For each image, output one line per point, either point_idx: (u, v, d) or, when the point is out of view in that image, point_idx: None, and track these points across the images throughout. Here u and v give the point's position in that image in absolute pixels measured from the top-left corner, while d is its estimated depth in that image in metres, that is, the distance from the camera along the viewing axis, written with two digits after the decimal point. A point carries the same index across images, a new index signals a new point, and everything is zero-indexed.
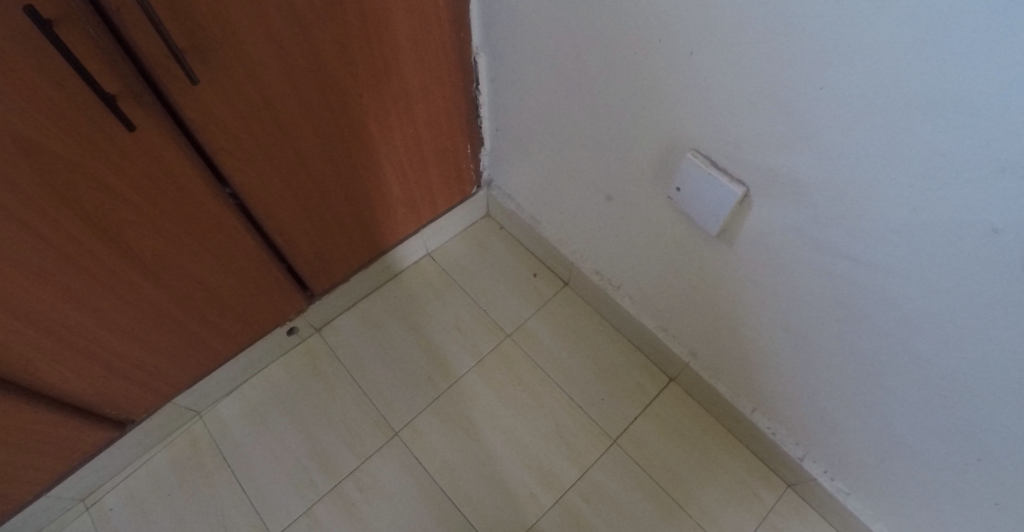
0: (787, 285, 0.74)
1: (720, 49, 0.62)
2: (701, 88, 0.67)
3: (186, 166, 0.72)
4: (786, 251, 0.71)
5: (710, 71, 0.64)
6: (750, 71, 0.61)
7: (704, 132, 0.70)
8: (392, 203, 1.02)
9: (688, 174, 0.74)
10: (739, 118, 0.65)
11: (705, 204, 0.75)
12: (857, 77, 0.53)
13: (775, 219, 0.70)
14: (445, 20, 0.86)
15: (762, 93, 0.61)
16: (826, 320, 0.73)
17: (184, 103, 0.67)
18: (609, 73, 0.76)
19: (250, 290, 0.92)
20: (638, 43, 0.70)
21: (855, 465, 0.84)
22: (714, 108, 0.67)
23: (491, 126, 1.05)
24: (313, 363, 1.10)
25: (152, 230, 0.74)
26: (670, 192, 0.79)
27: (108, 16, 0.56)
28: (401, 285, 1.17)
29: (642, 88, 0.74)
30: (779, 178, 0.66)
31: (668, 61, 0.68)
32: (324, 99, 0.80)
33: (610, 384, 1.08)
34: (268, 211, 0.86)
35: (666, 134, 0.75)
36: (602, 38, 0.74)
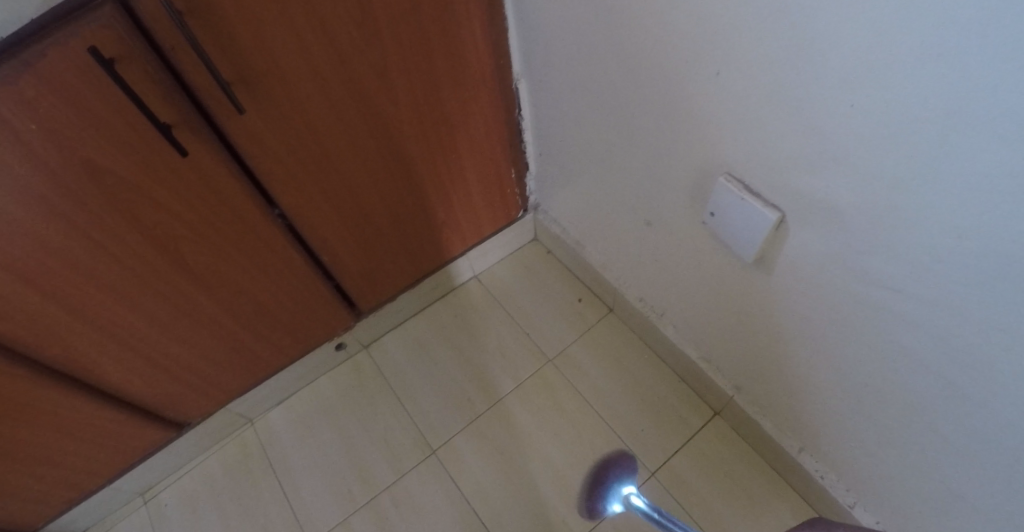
0: (826, 317, 0.70)
1: (748, 68, 0.60)
2: (731, 108, 0.65)
3: (237, 189, 0.78)
4: (824, 280, 0.67)
5: (738, 92, 0.63)
6: (774, 91, 0.59)
7: (736, 154, 0.68)
8: (437, 226, 1.05)
9: (722, 200, 0.72)
10: (769, 139, 0.63)
11: (738, 229, 0.72)
12: (887, 96, 0.50)
13: (809, 248, 0.66)
14: (486, 48, 0.88)
15: (792, 114, 0.59)
16: (868, 355, 0.67)
17: (234, 129, 0.73)
18: (643, 96, 0.76)
19: (298, 305, 0.97)
20: (668, 64, 0.69)
21: (906, 516, 0.78)
22: (745, 130, 0.65)
23: (535, 152, 1.05)
24: (360, 378, 1.13)
25: (206, 246, 0.80)
26: (705, 217, 0.77)
27: (162, 52, 0.62)
28: (447, 306, 1.19)
29: (674, 111, 0.73)
30: (813, 203, 0.63)
31: (696, 82, 0.67)
32: (366, 125, 0.84)
33: (650, 414, 1.05)
34: (315, 231, 0.91)
35: (699, 157, 0.73)
36: (634, 61, 0.73)
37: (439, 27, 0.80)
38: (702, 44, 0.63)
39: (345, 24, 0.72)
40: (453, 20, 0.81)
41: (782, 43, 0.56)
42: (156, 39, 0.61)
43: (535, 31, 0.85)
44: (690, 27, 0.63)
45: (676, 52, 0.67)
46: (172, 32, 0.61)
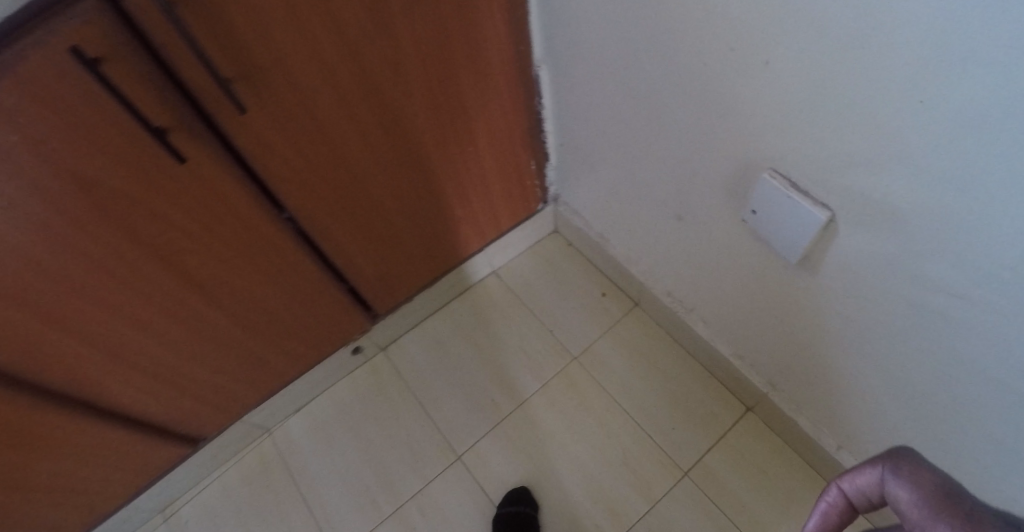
0: (878, 321, 0.64)
1: (803, 58, 0.53)
2: (780, 101, 0.58)
3: (243, 196, 0.70)
4: (882, 285, 0.61)
5: (791, 84, 0.56)
6: (828, 83, 0.53)
7: (782, 149, 0.62)
8: (454, 223, 0.99)
9: (763, 195, 0.63)
10: (824, 134, 0.56)
11: (782, 231, 0.65)
12: (969, 93, 0.44)
13: (860, 249, 0.60)
14: (508, 35, 0.81)
15: (856, 109, 0.52)
16: (923, 362, 0.63)
17: (243, 139, 0.66)
18: (681, 86, 0.69)
19: (312, 313, 0.92)
20: (711, 51, 0.62)
21: None
22: (795, 123, 0.58)
23: (557, 141, 0.99)
24: (378, 381, 1.10)
25: (213, 258, 0.74)
26: (747, 215, 0.71)
27: (154, 48, 0.54)
28: (465, 304, 1.15)
29: (714, 103, 0.66)
30: (870, 204, 0.57)
31: (740, 72, 0.61)
32: (379, 120, 0.77)
33: (680, 411, 1.01)
34: (328, 235, 0.84)
35: (741, 151, 0.67)
36: (672, 48, 0.67)
37: (459, 15, 0.74)
38: (752, 31, 0.56)
39: (358, 18, 0.65)
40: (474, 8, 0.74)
41: (852, 32, 0.49)
42: (146, 34, 0.53)
43: (560, 15, 0.79)
44: (739, 11, 0.56)
45: (719, 40, 0.60)
46: (165, 26, 0.53)
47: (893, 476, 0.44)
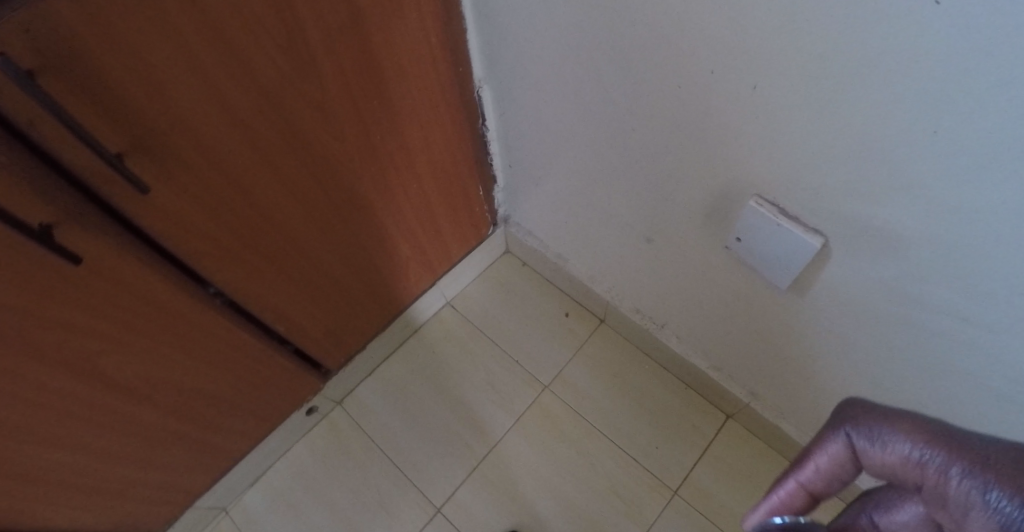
0: (873, 341, 0.60)
1: (795, 83, 0.46)
2: (766, 126, 0.51)
3: (159, 282, 0.59)
4: (882, 310, 0.56)
5: (782, 112, 0.49)
6: (835, 112, 0.46)
7: (764, 174, 0.55)
8: (402, 263, 0.90)
9: (750, 224, 0.60)
10: (813, 160, 0.50)
11: (772, 256, 0.60)
12: (990, 120, 0.39)
13: (856, 276, 0.55)
14: (448, 62, 0.72)
15: (856, 135, 0.46)
16: (920, 380, 0.59)
17: (154, 224, 0.55)
18: (652, 110, 0.61)
19: (257, 384, 0.82)
20: (687, 75, 0.54)
21: None
22: (784, 151, 0.52)
23: (504, 163, 0.92)
24: (339, 440, 1.01)
25: (134, 353, 0.63)
26: (730, 242, 0.65)
27: (22, 132, 0.43)
28: (422, 342, 1.07)
29: (688, 128, 0.59)
30: (862, 230, 0.51)
31: (715, 97, 0.53)
32: (311, 173, 0.65)
33: (661, 428, 0.98)
34: (264, 303, 0.73)
35: (717, 176, 0.61)
36: (640, 70, 0.59)
37: (395, 50, 0.64)
38: (734, 52, 0.49)
39: (276, 67, 0.54)
40: (410, 39, 0.65)
41: (861, 57, 0.42)
42: (7, 118, 0.42)
43: (498, 31, 0.70)
44: (720, 30, 0.49)
45: (693, 62, 0.53)
46: (31, 106, 0.42)
47: (860, 438, 0.45)
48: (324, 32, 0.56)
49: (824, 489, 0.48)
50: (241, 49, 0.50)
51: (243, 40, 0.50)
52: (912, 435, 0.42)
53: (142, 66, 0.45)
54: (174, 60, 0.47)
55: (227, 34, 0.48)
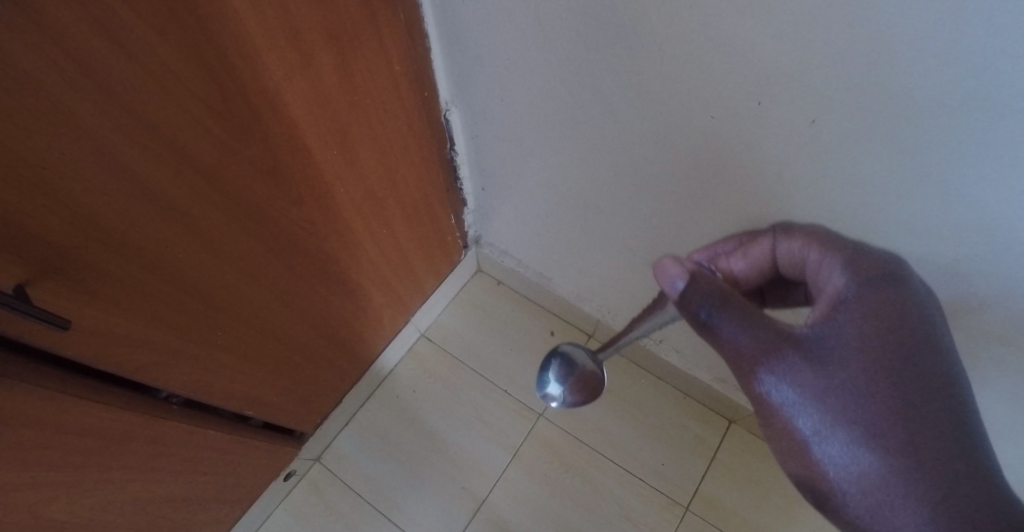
0: None
1: (857, 119, 0.45)
2: (819, 160, 0.49)
3: (105, 410, 0.48)
4: None
5: (842, 145, 0.47)
6: (899, 145, 0.45)
7: (811, 210, 0.53)
8: (375, 310, 0.81)
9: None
10: (866, 199, 0.49)
11: None
12: None
13: None
14: (414, 91, 0.64)
15: (916, 176, 0.46)
16: None
17: (76, 349, 0.44)
18: (673, 138, 0.57)
19: (233, 473, 0.72)
20: (725, 102, 0.50)
21: None
22: (840, 186, 0.50)
23: (475, 186, 0.84)
24: (323, 500, 0.90)
25: (94, 489, 0.52)
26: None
27: None
28: (398, 383, 0.98)
29: (716, 157, 0.55)
30: (918, 264, 0.51)
31: (751, 129, 0.50)
32: (272, 248, 0.55)
33: (665, 442, 0.94)
34: (230, 393, 0.62)
35: (752, 209, 0.57)
36: (661, 95, 0.53)
37: (360, 91, 0.56)
38: (791, 84, 0.45)
39: (212, 140, 0.43)
40: (372, 74, 0.56)
41: (937, 98, 0.41)
42: None
43: (476, 54, 0.63)
44: (772, 56, 0.44)
45: (736, 88, 0.48)
46: None
47: (784, 242, 0.50)
48: (270, 86, 0.45)
49: (750, 278, 0.52)
50: (168, 132, 0.40)
51: (164, 116, 0.39)
52: (817, 240, 0.48)
53: (30, 174, 0.34)
54: (73, 156, 0.36)
55: (140, 111, 0.38)
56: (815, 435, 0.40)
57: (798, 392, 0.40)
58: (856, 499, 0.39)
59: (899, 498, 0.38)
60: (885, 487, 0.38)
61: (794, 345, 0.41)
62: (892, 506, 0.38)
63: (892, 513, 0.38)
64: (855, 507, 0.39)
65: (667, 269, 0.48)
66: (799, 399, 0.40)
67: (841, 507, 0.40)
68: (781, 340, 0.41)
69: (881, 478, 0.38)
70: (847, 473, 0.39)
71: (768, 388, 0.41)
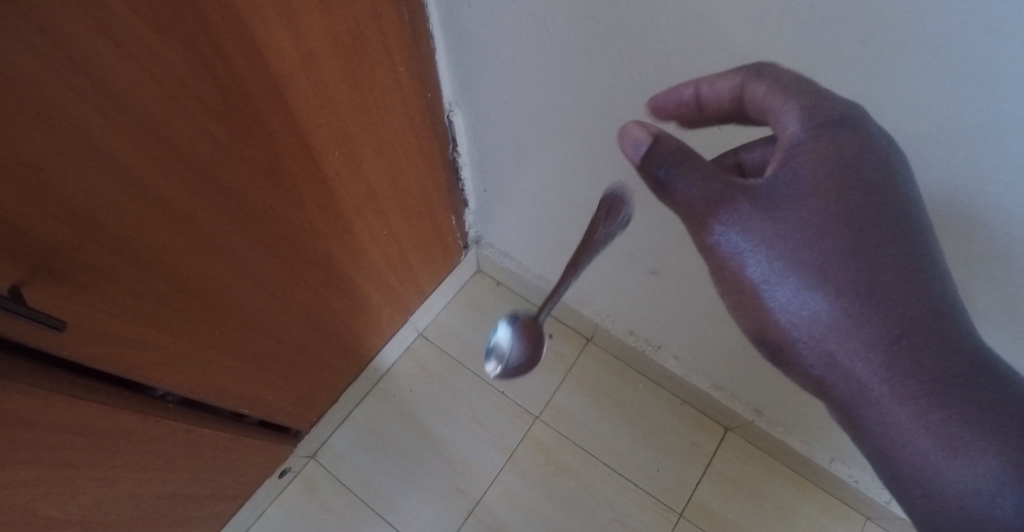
0: None
1: None
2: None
3: (101, 410, 0.48)
4: None
5: None
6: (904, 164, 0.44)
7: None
8: (374, 309, 0.81)
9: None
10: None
11: None
12: None
13: None
14: (418, 92, 0.64)
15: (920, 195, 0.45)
16: None
17: (73, 349, 0.44)
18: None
19: (229, 471, 0.71)
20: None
21: None
22: None
23: (476, 187, 0.84)
24: (317, 498, 0.90)
25: (89, 488, 0.52)
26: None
27: None
28: (395, 382, 0.97)
29: None
30: None
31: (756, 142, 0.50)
32: (271, 248, 0.54)
33: (661, 448, 0.94)
34: (226, 392, 0.62)
35: None
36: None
37: (364, 92, 0.55)
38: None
39: (212, 140, 0.43)
40: (376, 75, 0.56)
41: (948, 115, 0.40)
42: None
43: (480, 57, 0.62)
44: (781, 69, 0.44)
45: None
46: None
47: (757, 80, 0.42)
48: (272, 86, 0.45)
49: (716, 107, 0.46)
50: (168, 134, 0.40)
51: (165, 118, 0.39)
52: (777, 85, 0.41)
53: (26, 175, 0.34)
54: (71, 156, 0.35)
55: (140, 112, 0.37)
56: (767, 281, 0.41)
57: (749, 239, 0.40)
58: (808, 341, 0.41)
59: (850, 340, 0.39)
60: (835, 326, 0.39)
61: (746, 192, 0.40)
62: (845, 349, 0.39)
63: (842, 353, 0.39)
64: (805, 348, 0.41)
65: (632, 133, 0.45)
66: (748, 245, 0.40)
67: (795, 351, 0.42)
68: (730, 187, 0.41)
69: (831, 320, 0.39)
70: (795, 314, 0.40)
71: (720, 235, 0.41)
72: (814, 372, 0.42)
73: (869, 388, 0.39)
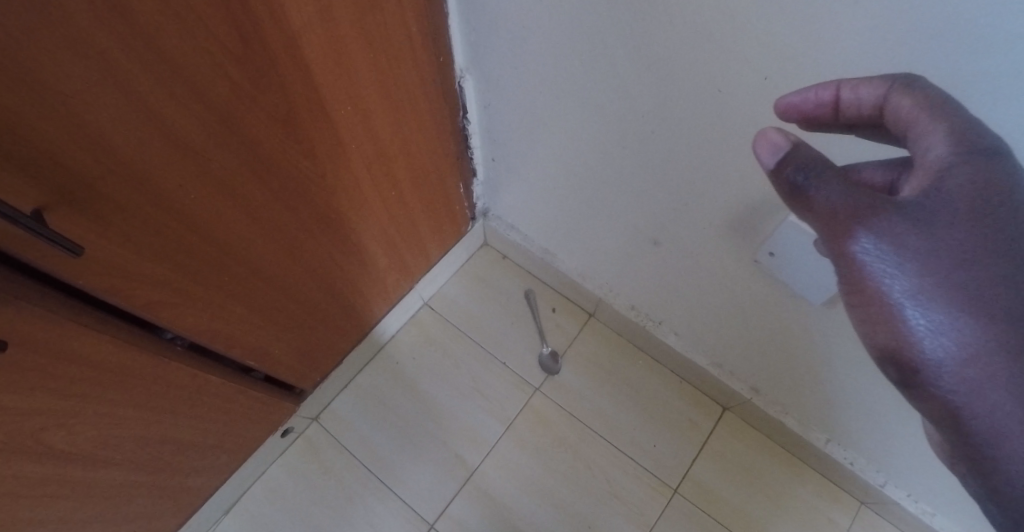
0: None
1: None
2: (824, 145, 0.49)
3: (113, 344, 0.50)
4: None
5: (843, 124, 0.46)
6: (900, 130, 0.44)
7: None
8: (380, 272, 0.82)
9: (791, 238, 0.58)
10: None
11: (813, 272, 0.59)
12: None
13: None
14: (430, 55, 0.65)
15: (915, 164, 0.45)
16: None
17: (89, 281, 0.45)
18: (681, 114, 0.57)
19: (233, 422, 0.73)
20: (736, 78, 0.50)
21: (946, 494, 0.78)
22: None
23: (485, 156, 0.85)
24: (319, 459, 0.92)
25: (99, 420, 0.54)
26: (760, 255, 0.63)
27: None
28: (398, 350, 0.99)
29: (722, 135, 0.55)
30: None
31: (758, 106, 0.50)
32: (282, 199, 0.56)
33: (659, 424, 0.95)
34: (233, 341, 0.64)
35: (756, 190, 0.58)
36: (670, 70, 0.53)
37: (377, 50, 0.56)
38: (803, 62, 0.45)
39: (228, 83, 0.44)
40: (389, 33, 0.57)
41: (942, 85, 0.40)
42: None
43: (491, 23, 0.63)
44: (782, 33, 0.44)
45: (745, 61, 0.48)
46: None
47: (904, 92, 0.38)
48: (288, 35, 0.46)
49: (854, 117, 0.41)
50: (189, 73, 0.41)
51: (186, 57, 0.40)
52: (928, 101, 0.37)
53: (52, 101, 0.35)
54: (94, 86, 0.36)
55: (162, 48, 0.38)
56: (912, 302, 0.36)
57: (894, 251, 0.36)
58: (951, 373, 0.35)
59: (1006, 381, 0.34)
60: (985, 357, 0.35)
61: (892, 204, 0.36)
62: (994, 382, 0.34)
63: (993, 394, 0.35)
64: (949, 386, 0.36)
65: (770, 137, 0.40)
66: (894, 258, 0.36)
67: (931, 384, 0.36)
68: (877, 200, 0.36)
69: (986, 353, 0.34)
70: (941, 341, 0.35)
71: (863, 246, 0.36)
72: (949, 407, 0.36)
73: (1016, 427, 0.34)
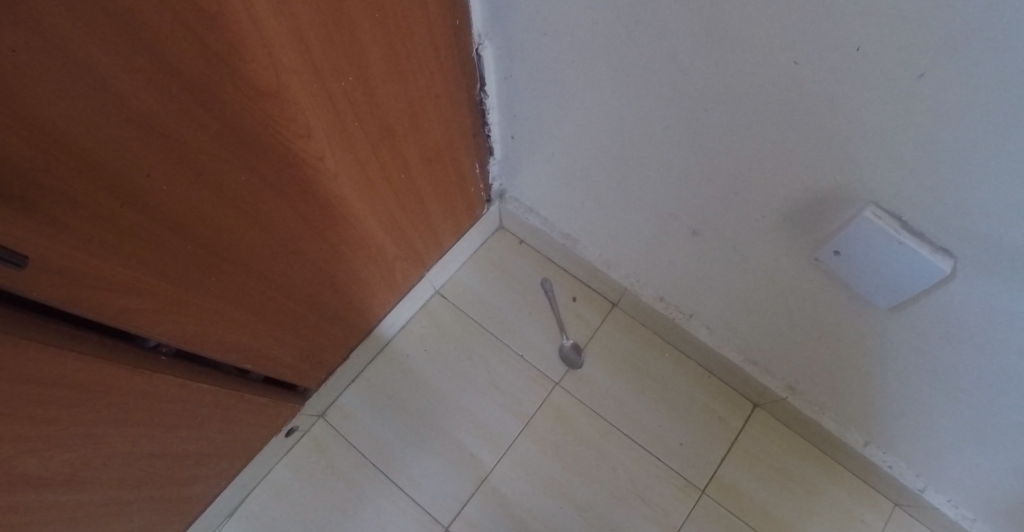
0: (966, 355, 0.55)
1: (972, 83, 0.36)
2: (918, 135, 0.41)
3: (87, 361, 0.43)
4: (998, 336, 0.51)
5: (945, 113, 0.39)
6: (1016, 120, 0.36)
7: (893, 182, 0.46)
8: (387, 262, 0.75)
9: (859, 235, 0.50)
10: (959, 176, 0.42)
11: (881, 275, 0.52)
12: None
13: (973, 298, 0.49)
14: (443, 20, 0.57)
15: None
16: (1007, 392, 0.56)
17: (49, 293, 0.39)
18: (741, 89, 0.48)
19: (232, 427, 0.67)
20: (820, 46, 0.41)
21: (995, 503, 0.71)
22: (929, 162, 0.42)
23: (503, 133, 0.77)
24: (326, 457, 0.87)
25: (80, 442, 0.48)
26: (821, 252, 0.56)
27: None
28: (408, 341, 0.93)
29: (791, 117, 0.47)
30: (1011, 255, 0.44)
31: (837, 88, 0.42)
32: (274, 187, 0.49)
33: (685, 422, 0.89)
34: (225, 345, 0.58)
35: (824, 180, 0.50)
36: (734, 37, 0.45)
37: (382, 8, 0.48)
38: (910, 31, 0.36)
39: (207, 55, 0.36)
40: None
41: None
42: None
43: None
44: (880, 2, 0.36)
45: (829, 35, 0.40)
46: None
47: None
48: None
49: None
50: (157, 45, 0.33)
51: (153, 26, 0.32)
52: None
53: None
54: (37, 63, 0.29)
55: (117, 9, 0.30)
56: None
57: None
58: None
59: None
60: None
61: None
62: None
63: None
64: None
65: None
66: None
67: None
68: None
69: None
70: None
71: None
72: None
73: None
